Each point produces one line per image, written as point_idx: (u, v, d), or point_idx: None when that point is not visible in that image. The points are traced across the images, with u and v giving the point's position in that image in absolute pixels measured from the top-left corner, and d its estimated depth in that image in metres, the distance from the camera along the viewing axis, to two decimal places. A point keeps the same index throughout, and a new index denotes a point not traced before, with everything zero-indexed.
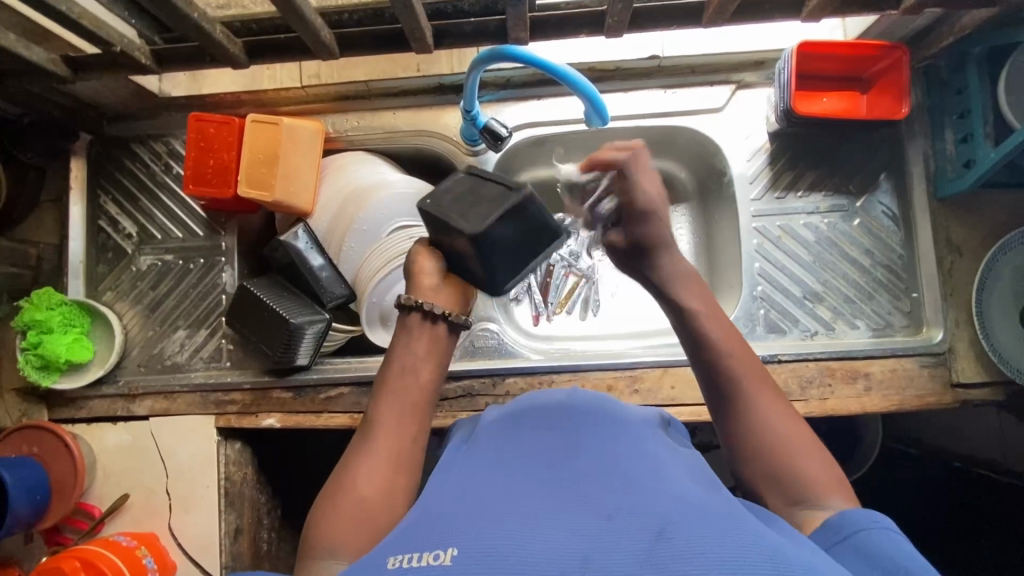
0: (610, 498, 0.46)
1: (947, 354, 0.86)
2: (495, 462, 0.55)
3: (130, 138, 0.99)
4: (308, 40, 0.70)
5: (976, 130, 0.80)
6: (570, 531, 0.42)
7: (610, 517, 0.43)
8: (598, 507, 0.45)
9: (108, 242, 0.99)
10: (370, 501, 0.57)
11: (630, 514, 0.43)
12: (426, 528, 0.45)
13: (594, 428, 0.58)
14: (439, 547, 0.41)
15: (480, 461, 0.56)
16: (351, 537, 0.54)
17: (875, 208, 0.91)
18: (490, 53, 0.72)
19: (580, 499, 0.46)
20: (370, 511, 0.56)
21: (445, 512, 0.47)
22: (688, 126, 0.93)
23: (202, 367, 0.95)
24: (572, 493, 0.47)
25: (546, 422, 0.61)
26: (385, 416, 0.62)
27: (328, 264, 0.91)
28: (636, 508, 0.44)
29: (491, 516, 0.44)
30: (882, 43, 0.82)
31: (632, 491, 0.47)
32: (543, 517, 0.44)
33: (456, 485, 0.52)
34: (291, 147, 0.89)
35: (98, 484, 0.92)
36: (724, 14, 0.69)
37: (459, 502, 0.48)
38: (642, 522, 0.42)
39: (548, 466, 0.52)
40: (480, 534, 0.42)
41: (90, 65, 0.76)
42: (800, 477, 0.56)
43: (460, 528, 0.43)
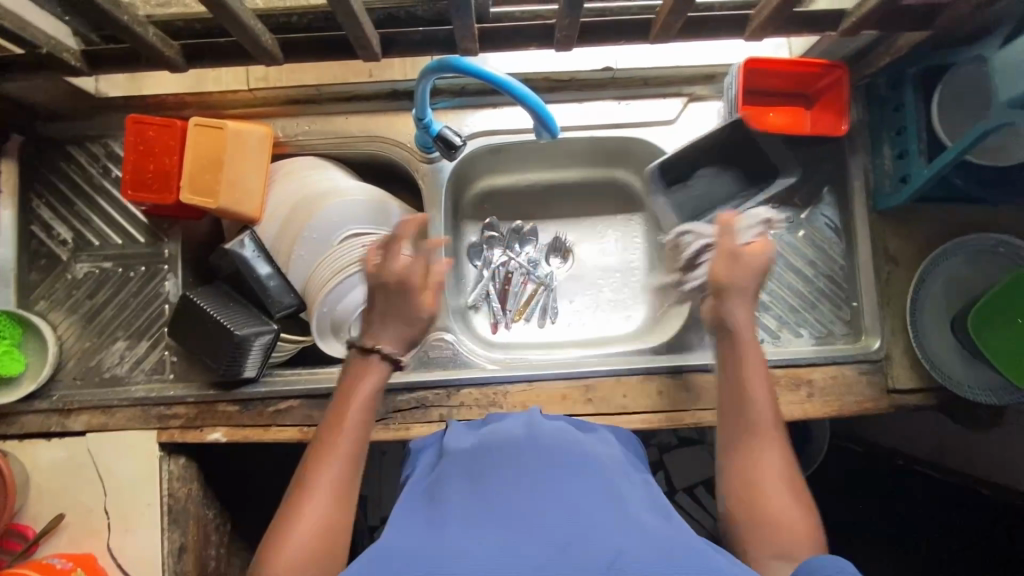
0: (567, 525, 0.45)
1: (883, 361, 0.89)
2: (458, 479, 0.54)
3: (65, 139, 0.94)
4: (248, 45, 0.68)
5: (910, 147, 0.84)
6: (524, 569, 0.42)
7: (563, 549, 0.43)
8: (552, 533, 0.45)
9: (41, 248, 0.94)
10: (325, 527, 0.59)
11: (584, 547, 0.43)
12: (381, 561, 0.44)
13: (552, 438, 0.57)
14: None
15: (443, 479, 0.55)
16: (308, 574, 0.57)
17: (818, 219, 0.94)
18: (439, 64, 0.71)
19: (536, 525, 0.46)
20: (328, 539, 0.59)
21: (401, 541, 0.46)
22: (643, 138, 0.93)
23: (143, 379, 0.91)
24: (529, 517, 0.47)
25: (513, 433, 0.60)
26: (335, 447, 0.64)
27: (276, 273, 0.88)
28: (590, 538, 0.44)
29: (445, 550, 0.44)
30: (824, 63, 0.84)
31: (589, 515, 0.46)
32: (498, 549, 0.44)
33: (416, 513, 0.51)
34: (236, 152, 0.86)
35: (30, 504, 0.87)
36: (670, 31, 0.70)
37: (415, 534, 0.47)
38: (595, 556, 0.42)
39: (509, 478, 0.51)
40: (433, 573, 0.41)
41: (15, 65, 0.73)
42: (783, 518, 0.60)
43: (416, 563, 0.43)
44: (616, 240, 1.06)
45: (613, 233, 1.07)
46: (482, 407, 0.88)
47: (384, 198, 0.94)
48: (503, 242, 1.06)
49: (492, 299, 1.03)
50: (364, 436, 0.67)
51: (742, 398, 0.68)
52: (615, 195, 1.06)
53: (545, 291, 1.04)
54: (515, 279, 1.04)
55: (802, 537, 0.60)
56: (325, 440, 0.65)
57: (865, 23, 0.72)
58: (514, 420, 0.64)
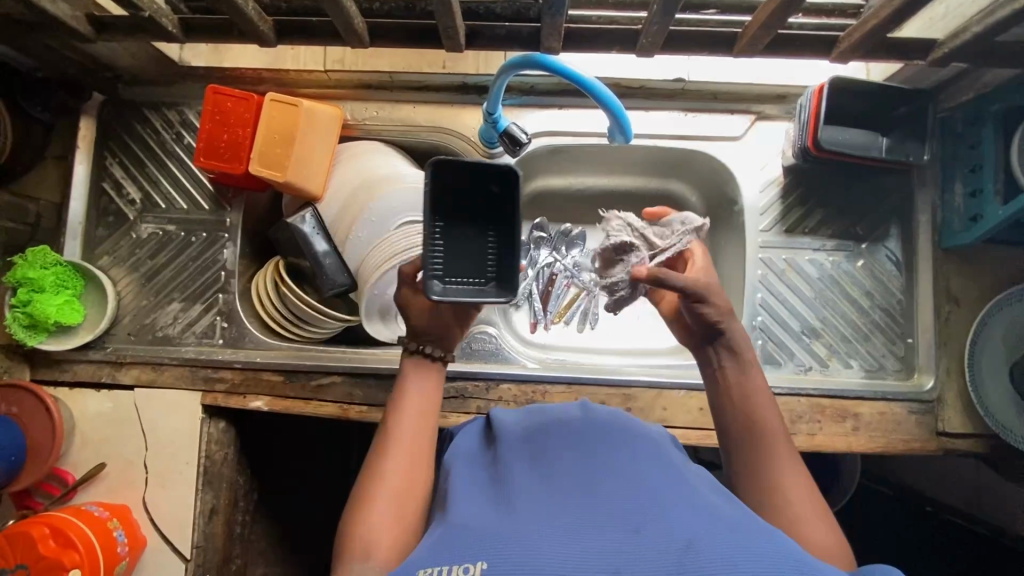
0: (638, 509, 0.45)
1: (935, 403, 0.87)
2: (525, 467, 0.54)
3: (143, 103, 0.98)
4: (340, 25, 0.70)
5: (986, 185, 0.81)
6: (597, 545, 0.42)
7: (636, 530, 0.43)
8: (622, 516, 0.44)
9: (110, 206, 0.97)
10: (396, 493, 0.57)
11: (656, 528, 0.42)
12: (456, 539, 0.44)
13: (608, 436, 0.57)
14: (469, 560, 0.41)
15: (499, 470, 0.55)
16: (379, 529, 0.54)
17: (879, 252, 0.93)
18: (522, 59, 0.72)
19: (608, 509, 0.45)
20: (403, 506, 0.56)
21: (472, 520, 0.47)
22: (706, 152, 0.93)
23: (193, 342, 0.93)
24: (601, 503, 0.46)
25: (578, 427, 0.60)
26: (404, 423, 0.62)
27: (332, 251, 0.91)
28: (663, 522, 0.43)
29: (517, 527, 0.44)
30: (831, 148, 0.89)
31: (660, 502, 0.46)
32: (568, 528, 0.44)
33: (487, 495, 0.51)
34: (307, 130, 0.88)
35: (74, 450, 0.90)
36: (756, 45, 0.70)
37: (484, 514, 0.48)
38: (668, 535, 0.42)
39: (576, 470, 0.52)
40: (508, 546, 0.42)
41: (115, 27, 0.76)
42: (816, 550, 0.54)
43: (490, 539, 0.43)
44: None
45: None
46: (521, 404, 0.88)
47: None
48: (550, 243, 1.04)
49: (535, 299, 1.03)
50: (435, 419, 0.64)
51: (750, 435, 0.62)
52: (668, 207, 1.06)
53: (588, 296, 1.04)
54: (558, 282, 1.04)
55: (833, 548, 0.54)
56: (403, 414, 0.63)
57: (957, 55, 0.70)
58: (566, 410, 0.65)
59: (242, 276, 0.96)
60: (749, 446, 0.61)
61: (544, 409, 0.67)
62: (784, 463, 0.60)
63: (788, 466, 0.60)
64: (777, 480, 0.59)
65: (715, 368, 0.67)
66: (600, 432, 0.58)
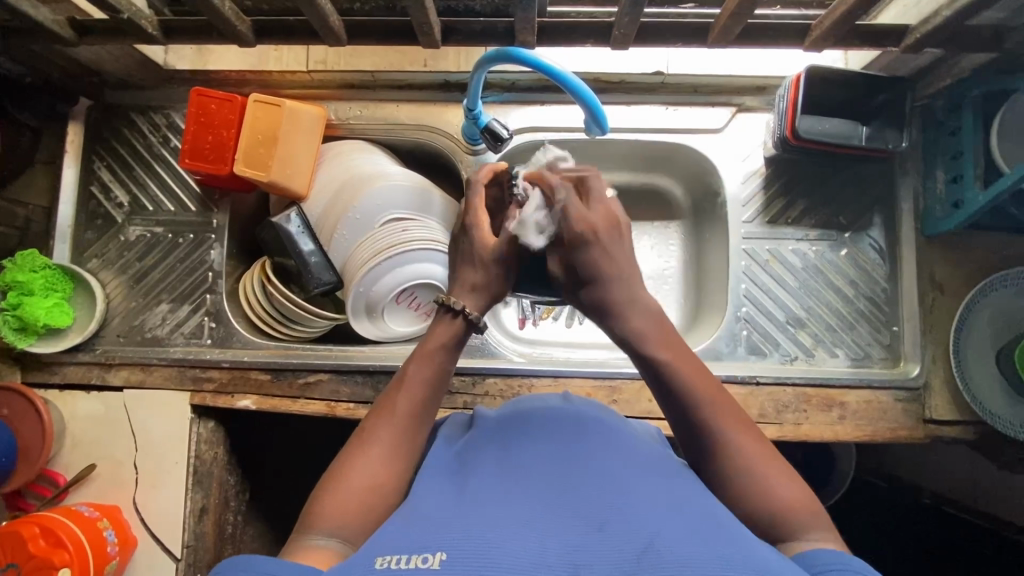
0: (604, 506, 0.45)
1: (921, 390, 0.87)
2: (493, 461, 0.54)
3: (130, 107, 0.99)
4: (317, 25, 0.71)
5: (966, 171, 0.82)
6: (559, 541, 0.42)
7: (599, 529, 0.43)
8: (587, 514, 0.45)
9: (98, 209, 0.98)
10: (372, 484, 0.53)
11: (619, 525, 0.43)
12: (416, 529, 0.44)
13: (581, 429, 0.57)
14: (428, 550, 0.41)
15: (468, 461, 0.55)
16: (347, 517, 0.51)
17: (864, 242, 0.93)
18: (497, 54, 0.73)
19: (573, 508, 0.46)
20: (376, 498, 0.53)
21: (437, 510, 0.47)
22: (691, 145, 0.94)
23: (182, 342, 0.94)
24: (567, 500, 0.47)
25: (555, 418, 0.60)
26: (396, 409, 0.58)
27: (317, 250, 0.90)
28: (627, 520, 0.43)
29: (481, 520, 0.44)
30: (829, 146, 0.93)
31: (626, 502, 0.46)
32: (532, 522, 0.44)
33: (452, 484, 0.51)
34: (290, 129, 0.89)
35: (65, 452, 0.91)
36: (728, 36, 0.71)
37: (447, 505, 0.47)
38: (630, 533, 0.42)
39: (545, 465, 0.52)
40: (470, 540, 0.42)
41: (97, 31, 0.77)
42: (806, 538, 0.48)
43: (451, 531, 0.43)
44: (651, 247, 1.06)
45: (648, 238, 1.06)
46: (507, 398, 0.88)
47: (427, 185, 0.95)
48: None
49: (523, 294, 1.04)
50: (431, 411, 0.60)
51: (705, 428, 0.55)
52: (653, 201, 1.06)
53: None
54: None
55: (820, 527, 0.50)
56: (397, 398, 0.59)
57: (930, 40, 0.71)
58: (548, 400, 0.66)
59: (229, 276, 0.97)
60: (704, 444, 0.55)
61: (525, 398, 0.68)
62: (742, 439, 0.54)
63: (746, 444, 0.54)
64: (752, 468, 0.52)
65: (642, 369, 0.59)
66: (574, 424, 0.58)
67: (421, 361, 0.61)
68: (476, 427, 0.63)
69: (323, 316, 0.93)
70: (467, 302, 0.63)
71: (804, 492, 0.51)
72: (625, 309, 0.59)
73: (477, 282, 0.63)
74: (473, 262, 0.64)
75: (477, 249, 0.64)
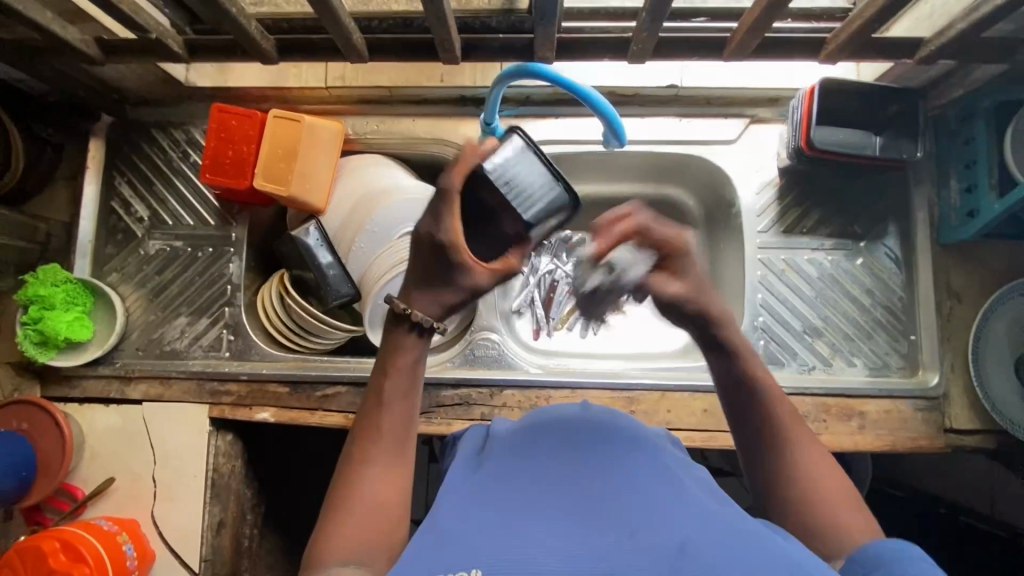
0: (631, 512, 0.45)
1: (941, 399, 0.86)
2: (517, 471, 0.54)
3: (150, 123, 1.00)
4: (340, 42, 0.73)
5: (981, 181, 0.82)
6: (589, 549, 0.42)
7: (627, 535, 0.43)
8: (614, 520, 0.45)
9: (118, 224, 0.99)
10: (375, 506, 0.53)
11: (649, 533, 0.43)
12: (447, 544, 0.45)
13: (600, 436, 0.57)
14: (463, 569, 0.42)
15: (494, 471, 0.55)
16: (357, 539, 0.51)
17: (878, 251, 0.93)
18: (516, 69, 0.74)
19: (602, 514, 0.46)
20: (383, 517, 0.53)
21: (465, 523, 0.47)
22: (703, 157, 0.94)
23: (200, 355, 0.95)
24: (594, 507, 0.47)
25: (570, 426, 0.60)
26: (386, 428, 0.57)
27: (336, 262, 0.91)
28: (656, 527, 0.43)
29: (510, 533, 0.45)
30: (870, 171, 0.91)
31: (655, 508, 0.45)
32: (560, 532, 0.44)
33: (478, 494, 0.51)
34: (309, 144, 0.90)
35: (84, 465, 0.91)
36: (745, 50, 0.72)
37: (475, 516, 0.48)
38: (658, 539, 0.42)
39: (570, 471, 0.52)
40: (502, 554, 0.42)
41: (123, 50, 0.79)
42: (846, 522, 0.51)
43: (483, 546, 0.43)
44: None
45: None
46: (524, 409, 0.88)
47: None
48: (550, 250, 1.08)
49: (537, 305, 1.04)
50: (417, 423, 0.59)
51: (761, 408, 0.60)
52: (667, 211, 1.06)
53: None
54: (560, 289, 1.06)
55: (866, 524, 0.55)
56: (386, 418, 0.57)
57: (944, 52, 0.72)
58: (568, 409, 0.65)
59: (247, 289, 0.98)
60: (761, 429, 0.60)
61: (544, 408, 0.68)
62: (793, 429, 0.60)
63: (801, 441, 0.59)
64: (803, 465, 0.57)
65: (713, 358, 0.64)
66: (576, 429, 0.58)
67: (397, 375, 0.58)
68: (499, 438, 0.63)
69: (342, 327, 0.94)
70: (422, 311, 0.58)
71: (836, 475, 0.57)
72: (693, 300, 0.64)
73: (457, 299, 0.58)
74: (462, 284, 0.58)
75: (460, 269, 0.57)
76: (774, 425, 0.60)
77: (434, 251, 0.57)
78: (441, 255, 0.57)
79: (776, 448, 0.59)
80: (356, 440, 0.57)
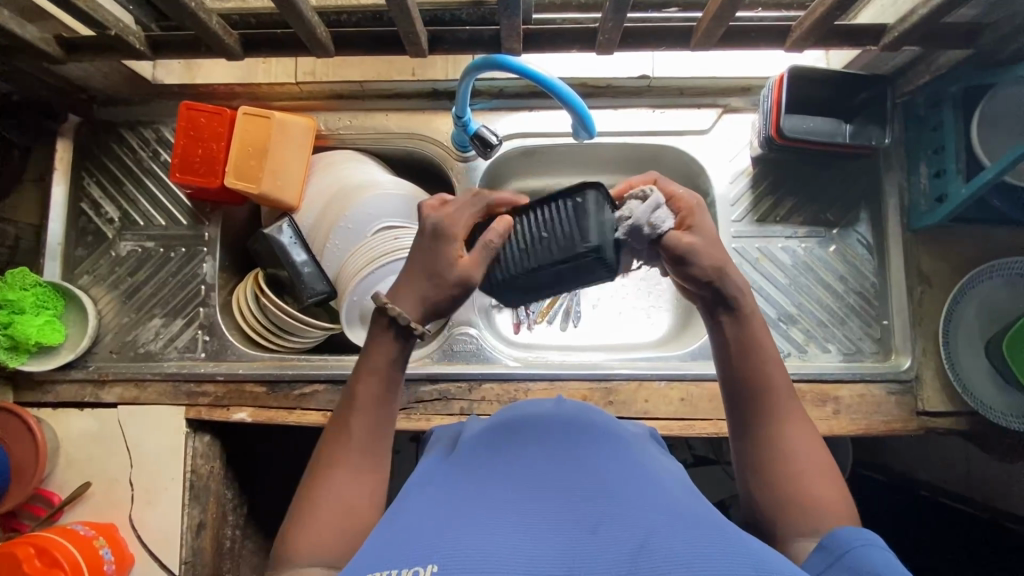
0: (595, 508, 0.46)
1: (914, 382, 0.87)
2: (486, 466, 0.54)
3: (119, 123, 0.99)
4: (304, 36, 0.71)
5: (949, 165, 0.82)
6: (553, 544, 0.43)
7: (591, 531, 0.44)
8: (578, 516, 0.45)
9: (89, 225, 0.98)
10: (345, 510, 0.53)
11: (612, 528, 0.43)
12: (411, 540, 0.44)
13: (574, 434, 0.57)
14: (419, 563, 0.41)
15: (462, 467, 0.55)
16: (327, 541, 0.51)
17: (851, 237, 0.94)
18: (484, 61, 0.73)
19: (568, 512, 0.46)
20: (353, 524, 0.53)
21: (428, 519, 0.47)
22: (675, 146, 0.94)
23: (176, 356, 0.94)
24: (559, 503, 0.47)
25: (540, 423, 0.60)
26: (358, 433, 0.57)
27: (310, 260, 0.90)
28: (621, 522, 0.44)
29: (474, 525, 0.45)
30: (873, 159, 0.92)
31: (620, 503, 0.46)
32: (523, 529, 0.44)
33: (446, 488, 0.52)
34: (279, 140, 0.89)
35: (59, 470, 0.90)
36: (711, 39, 0.72)
37: (441, 511, 0.48)
38: (623, 534, 0.43)
39: (539, 467, 0.52)
40: (462, 547, 0.42)
41: (84, 47, 0.77)
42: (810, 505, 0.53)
43: (449, 536, 0.43)
44: None
45: None
46: (503, 403, 0.89)
47: (418, 193, 0.95)
48: None
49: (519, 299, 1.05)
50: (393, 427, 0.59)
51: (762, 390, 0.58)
52: None
53: (569, 295, 1.05)
54: None
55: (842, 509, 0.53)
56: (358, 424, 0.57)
57: (907, 38, 0.73)
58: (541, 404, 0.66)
59: (223, 289, 0.97)
60: (756, 402, 0.58)
61: (520, 403, 0.68)
62: (788, 418, 0.57)
63: (792, 419, 0.57)
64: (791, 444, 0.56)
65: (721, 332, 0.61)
66: (560, 431, 0.58)
67: (373, 377, 0.58)
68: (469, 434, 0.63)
69: (318, 325, 0.93)
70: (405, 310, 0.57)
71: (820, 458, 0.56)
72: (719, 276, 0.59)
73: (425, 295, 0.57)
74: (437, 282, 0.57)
75: (447, 262, 0.58)
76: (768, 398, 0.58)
77: (431, 239, 0.58)
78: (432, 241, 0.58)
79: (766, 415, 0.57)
80: (330, 441, 0.57)
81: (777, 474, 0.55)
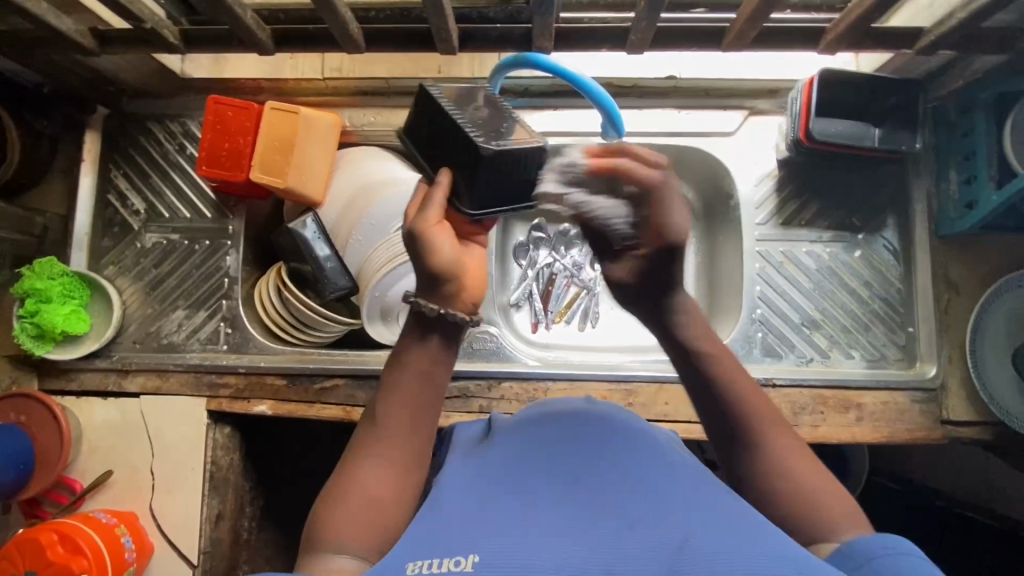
0: (632, 508, 0.45)
1: (939, 391, 0.86)
2: (520, 464, 0.54)
3: (147, 116, 1.00)
4: (336, 32, 0.72)
5: (980, 172, 0.81)
6: (591, 539, 0.42)
7: (630, 527, 0.43)
8: (616, 515, 0.45)
9: (115, 217, 0.99)
10: (371, 501, 0.53)
11: (652, 526, 0.43)
12: (449, 531, 0.45)
13: (605, 432, 0.57)
14: (460, 553, 0.41)
15: (493, 464, 0.55)
16: (353, 531, 0.51)
17: (877, 243, 0.93)
18: (514, 59, 0.72)
19: (603, 509, 0.46)
20: (379, 513, 0.53)
21: (463, 513, 0.47)
22: (699, 148, 0.94)
23: (198, 348, 0.94)
24: (592, 502, 0.47)
25: (568, 420, 0.60)
26: (393, 419, 0.57)
27: (333, 255, 0.91)
28: (661, 519, 0.44)
29: (509, 524, 0.44)
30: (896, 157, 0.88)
31: (658, 502, 0.46)
32: (560, 525, 0.44)
33: (478, 483, 0.52)
34: (306, 136, 0.89)
35: (82, 459, 0.91)
36: (744, 39, 0.72)
37: (475, 506, 0.48)
38: (663, 533, 0.42)
39: (570, 467, 0.52)
40: (501, 543, 0.42)
41: (118, 40, 0.78)
42: (821, 503, 0.54)
43: (485, 532, 0.43)
44: None
45: None
46: (523, 402, 0.89)
47: None
48: (549, 243, 1.06)
49: (535, 299, 1.04)
50: (433, 413, 0.59)
51: (738, 413, 0.59)
52: None
53: (588, 295, 1.05)
54: (558, 282, 1.05)
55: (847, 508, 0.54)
56: (387, 410, 0.57)
57: (943, 42, 0.72)
58: (570, 403, 0.65)
59: (245, 282, 0.97)
60: (739, 432, 0.59)
61: (541, 403, 0.67)
62: (775, 437, 0.58)
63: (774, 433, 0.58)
64: (774, 460, 0.57)
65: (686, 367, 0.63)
66: (592, 430, 0.57)
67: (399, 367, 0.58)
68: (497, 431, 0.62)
69: (340, 320, 0.94)
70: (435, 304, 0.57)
71: (819, 470, 0.56)
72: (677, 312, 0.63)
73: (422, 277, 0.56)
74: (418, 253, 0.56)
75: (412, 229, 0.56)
76: (745, 422, 0.59)
77: (410, 246, 0.56)
78: (410, 244, 0.56)
79: (747, 441, 0.58)
80: (367, 423, 0.58)
81: (776, 502, 0.55)
